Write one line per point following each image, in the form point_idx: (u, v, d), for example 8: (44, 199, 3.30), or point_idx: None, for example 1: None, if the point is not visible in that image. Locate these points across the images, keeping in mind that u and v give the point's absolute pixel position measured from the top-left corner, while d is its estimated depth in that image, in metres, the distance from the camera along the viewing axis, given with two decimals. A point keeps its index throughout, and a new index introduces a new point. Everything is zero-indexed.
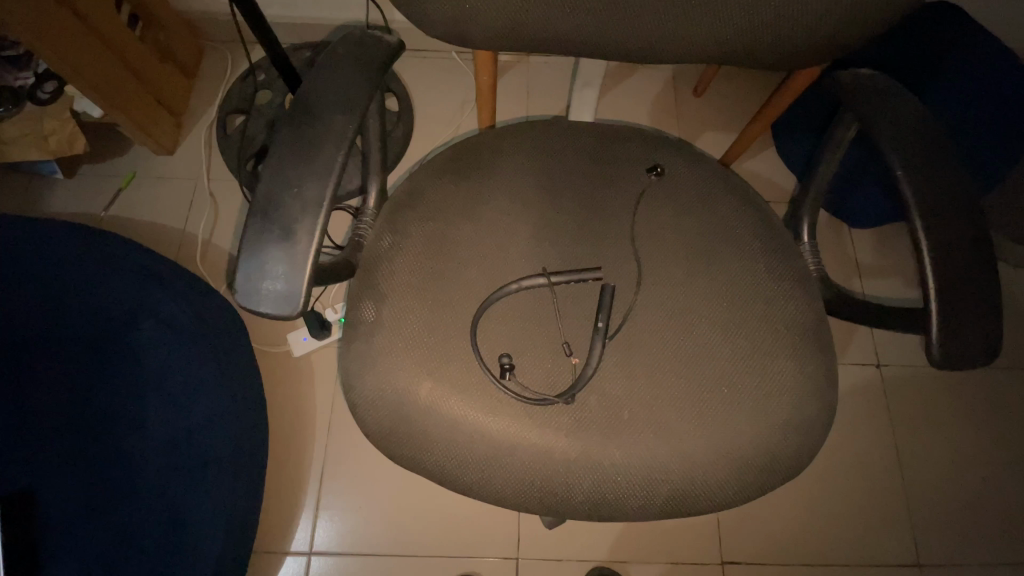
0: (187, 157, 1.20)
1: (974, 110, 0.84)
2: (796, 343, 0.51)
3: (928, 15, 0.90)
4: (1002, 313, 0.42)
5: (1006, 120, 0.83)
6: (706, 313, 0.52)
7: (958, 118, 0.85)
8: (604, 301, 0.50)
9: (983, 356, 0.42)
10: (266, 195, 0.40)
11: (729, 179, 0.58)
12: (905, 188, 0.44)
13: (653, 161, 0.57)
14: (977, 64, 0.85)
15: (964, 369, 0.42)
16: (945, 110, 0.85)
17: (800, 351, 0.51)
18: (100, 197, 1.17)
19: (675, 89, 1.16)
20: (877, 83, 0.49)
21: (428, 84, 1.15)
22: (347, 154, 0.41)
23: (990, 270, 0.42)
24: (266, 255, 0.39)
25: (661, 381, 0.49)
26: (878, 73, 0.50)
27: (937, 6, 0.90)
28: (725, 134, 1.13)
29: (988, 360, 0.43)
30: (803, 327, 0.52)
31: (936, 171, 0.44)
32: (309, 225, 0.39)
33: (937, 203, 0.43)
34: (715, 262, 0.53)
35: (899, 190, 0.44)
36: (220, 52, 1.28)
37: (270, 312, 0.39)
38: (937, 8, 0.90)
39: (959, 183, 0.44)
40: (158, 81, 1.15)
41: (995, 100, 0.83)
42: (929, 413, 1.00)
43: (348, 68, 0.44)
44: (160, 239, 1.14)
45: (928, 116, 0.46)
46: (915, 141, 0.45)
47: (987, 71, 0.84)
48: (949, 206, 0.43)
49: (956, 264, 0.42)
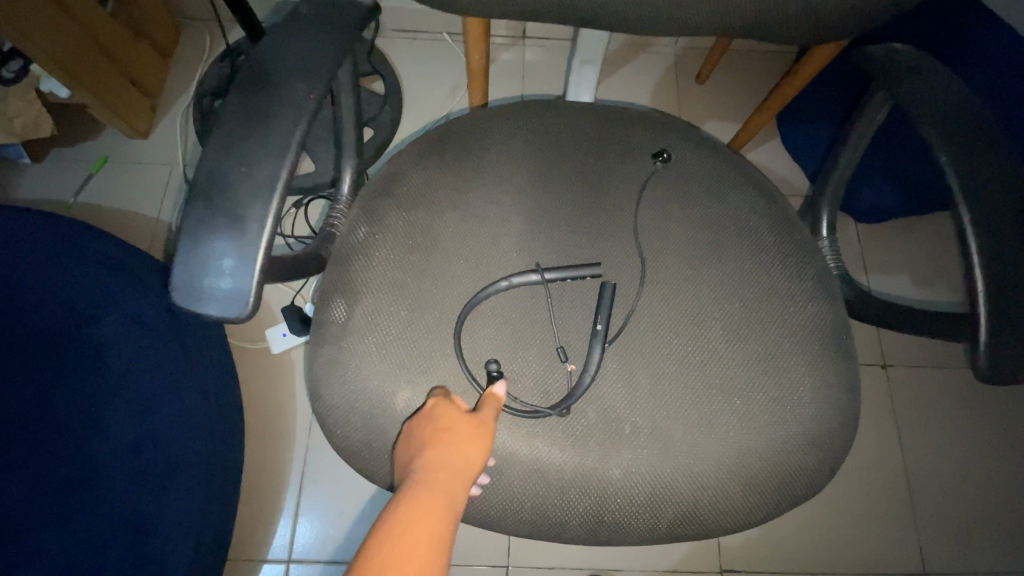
0: (162, 140, 1.13)
1: None
2: (816, 346, 0.46)
3: None
4: None
5: None
6: (716, 313, 0.47)
7: None
8: (605, 302, 0.46)
9: None
10: (212, 176, 0.34)
11: (741, 166, 0.53)
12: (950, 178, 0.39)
13: (658, 147, 0.52)
14: None
15: (1017, 382, 0.37)
16: None
17: (819, 355, 0.46)
18: (69, 182, 1.10)
19: (677, 74, 1.10)
20: (911, 59, 0.44)
21: (418, 68, 1.09)
22: (307, 131, 0.35)
23: None
24: (209, 247, 0.34)
25: (666, 388, 0.44)
26: (910, 48, 0.45)
27: None
28: (729, 122, 1.07)
29: None
30: (823, 329, 0.47)
31: (985, 159, 0.39)
32: (260, 211, 0.34)
33: (985, 194, 0.38)
34: (728, 257, 0.48)
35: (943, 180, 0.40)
36: (197, 31, 1.21)
37: (216, 314, 0.34)
38: None
39: (1011, 171, 0.39)
40: (132, 61, 1.08)
41: None
42: (939, 415, 0.96)
43: (314, 31, 0.38)
44: (133, 226, 1.07)
45: (972, 97, 0.42)
46: (959, 125, 0.40)
47: None
48: (999, 197, 0.38)
49: (1009, 262, 0.37)
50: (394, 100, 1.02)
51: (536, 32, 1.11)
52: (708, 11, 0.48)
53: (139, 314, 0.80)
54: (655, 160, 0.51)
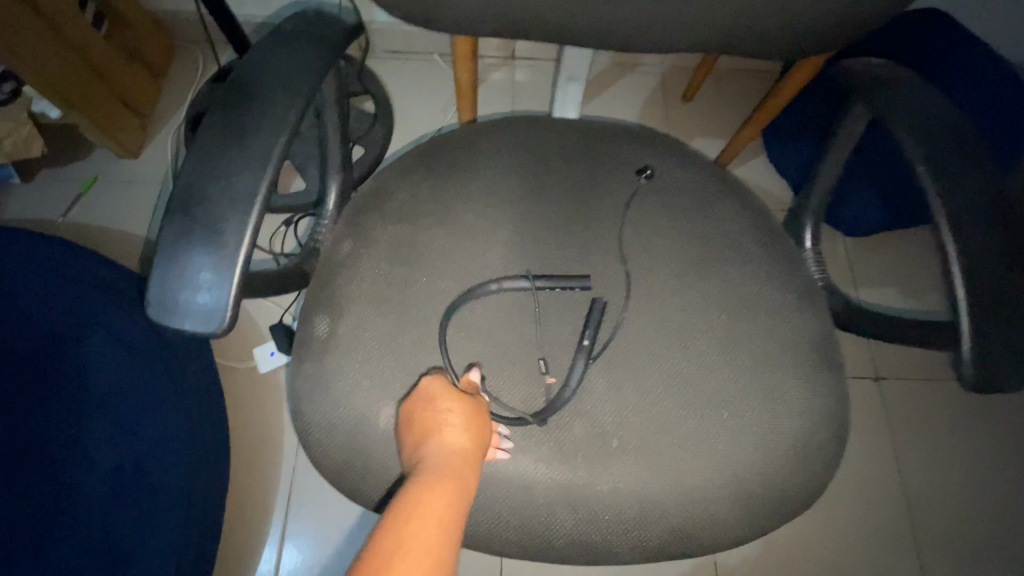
0: (153, 160, 1.14)
1: None
2: (803, 358, 0.46)
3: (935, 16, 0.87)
4: None
5: None
6: (703, 327, 0.46)
7: None
8: (591, 317, 0.46)
9: (1019, 376, 0.37)
10: (192, 191, 0.34)
11: (725, 179, 0.53)
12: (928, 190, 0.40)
13: (642, 163, 0.53)
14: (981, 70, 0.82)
15: (999, 390, 0.38)
16: None
17: (808, 367, 0.46)
18: (59, 202, 1.10)
19: (664, 92, 1.12)
20: (890, 73, 0.45)
21: (410, 88, 1.11)
22: (290, 140, 0.35)
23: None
24: (186, 259, 0.33)
25: (655, 402, 0.44)
26: (875, 62, 0.47)
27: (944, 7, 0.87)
28: (716, 139, 1.09)
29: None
30: (811, 341, 0.47)
31: (964, 170, 0.40)
32: (238, 224, 0.33)
33: (964, 205, 0.39)
34: (714, 268, 0.48)
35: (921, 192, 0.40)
36: (190, 52, 1.22)
37: (193, 328, 0.33)
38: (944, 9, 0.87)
39: (989, 183, 0.40)
40: (124, 82, 1.08)
41: None
42: (933, 428, 0.95)
43: (298, 48, 0.39)
44: (122, 245, 1.07)
45: (950, 110, 0.42)
46: (937, 137, 0.41)
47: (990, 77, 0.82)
48: (979, 208, 0.39)
49: (990, 272, 0.38)
50: (385, 118, 1.02)
51: (524, 52, 1.13)
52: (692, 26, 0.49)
53: (124, 333, 0.78)
54: (639, 176, 0.52)
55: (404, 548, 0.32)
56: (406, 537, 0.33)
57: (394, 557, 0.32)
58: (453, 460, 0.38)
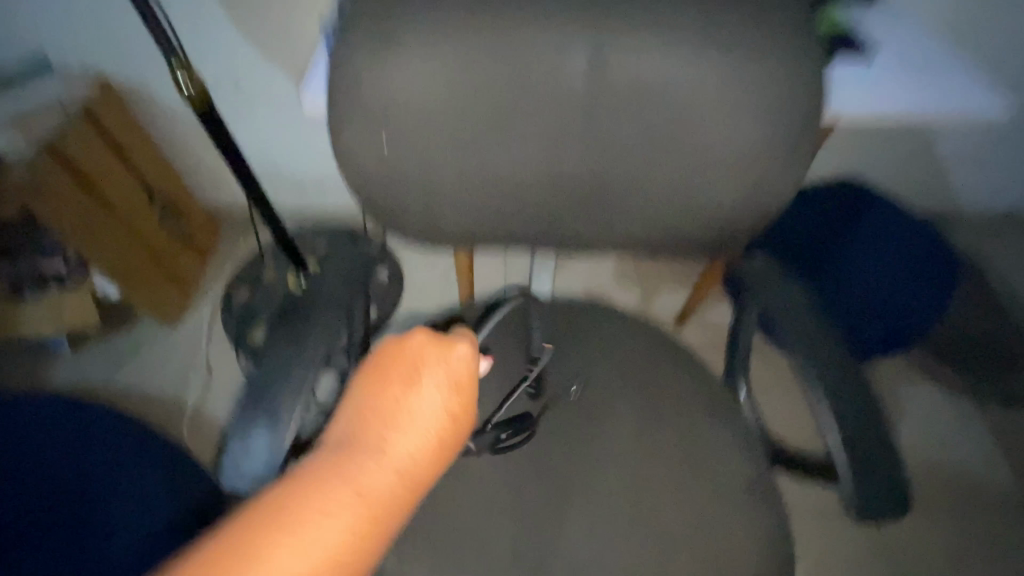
0: (189, 331, 1.31)
1: (875, 286, 1.20)
2: (704, 511, 0.62)
3: (844, 212, 1.27)
4: (905, 476, 0.51)
5: (897, 296, 1.18)
6: (627, 493, 0.64)
7: (862, 288, 1.20)
8: (505, 433, 0.67)
9: (893, 512, 0.50)
10: (254, 402, 0.50)
11: (649, 368, 0.73)
12: (807, 375, 0.56)
13: (578, 370, 0.74)
14: (871, 253, 1.23)
15: (878, 522, 0.50)
16: (853, 283, 1.20)
17: (705, 516, 0.62)
18: (103, 370, 1.25)
19: (616, 275, 1.43)
20: (771, 278, 0.62)
21: (415, 265, 1.30)
22: (331, 364, 0.55)
23: (884, 439, 0.52)
24: (246, 438, 0.49)
25: (594, 546, 0.62)
26: (762, 255, 0.64)
27: (857, 202, 1.27)
28: (661, 312, 1.38)
29: (899, 516, 0.51)
30: (712, 497, 0.63)
31: (829, 358, 0.56)
32: (282, 418, 0.49)
33: (834, 384, 0.54)
34: (636, 444, 0.67)
35: (803, 376, 0.56)
36: (234, 236, 1.47)
37: (246, 492, 0.48)
38: (854, 205, 1.27)
39: (848, 368, 0.56)
40: (174, 265, 1.32)
41: (884, 282, 1.20)
42: (874, 562, 1.05)
43: (333, 285, 0.56)
44: (153, 410, 1.20)
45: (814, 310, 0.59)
46: (807, 334, 0.57)
47: (880, 258, 1.23)
48: (845, 386, 0.54)
49: (860, 434, 0.52)
50: (393, 291, 1.18)
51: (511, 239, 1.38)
52: (628, 242, 0.66)
53: None
54: (575, 387, 0.72)
55: (365, 497, 0.47)
56: (370, 487, 0.48)
57: (358, 501, 0.46)
58: (427, 433, 0.53)
